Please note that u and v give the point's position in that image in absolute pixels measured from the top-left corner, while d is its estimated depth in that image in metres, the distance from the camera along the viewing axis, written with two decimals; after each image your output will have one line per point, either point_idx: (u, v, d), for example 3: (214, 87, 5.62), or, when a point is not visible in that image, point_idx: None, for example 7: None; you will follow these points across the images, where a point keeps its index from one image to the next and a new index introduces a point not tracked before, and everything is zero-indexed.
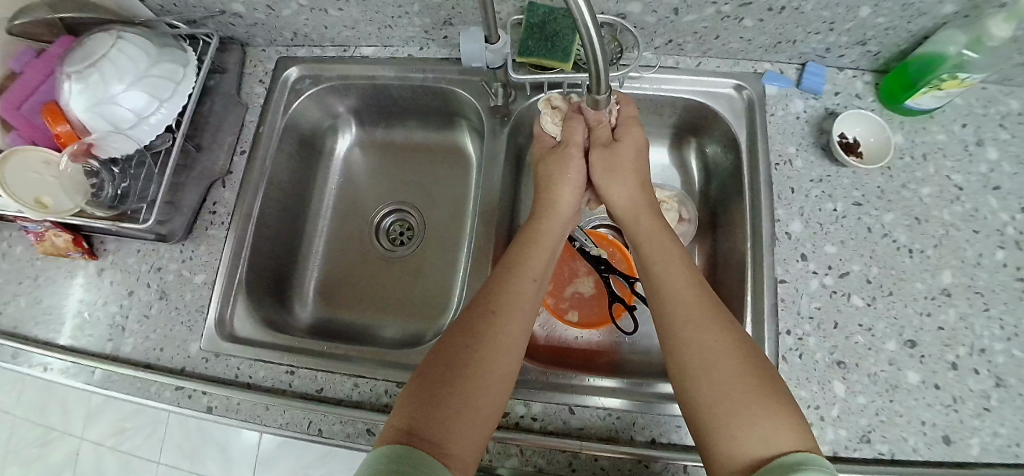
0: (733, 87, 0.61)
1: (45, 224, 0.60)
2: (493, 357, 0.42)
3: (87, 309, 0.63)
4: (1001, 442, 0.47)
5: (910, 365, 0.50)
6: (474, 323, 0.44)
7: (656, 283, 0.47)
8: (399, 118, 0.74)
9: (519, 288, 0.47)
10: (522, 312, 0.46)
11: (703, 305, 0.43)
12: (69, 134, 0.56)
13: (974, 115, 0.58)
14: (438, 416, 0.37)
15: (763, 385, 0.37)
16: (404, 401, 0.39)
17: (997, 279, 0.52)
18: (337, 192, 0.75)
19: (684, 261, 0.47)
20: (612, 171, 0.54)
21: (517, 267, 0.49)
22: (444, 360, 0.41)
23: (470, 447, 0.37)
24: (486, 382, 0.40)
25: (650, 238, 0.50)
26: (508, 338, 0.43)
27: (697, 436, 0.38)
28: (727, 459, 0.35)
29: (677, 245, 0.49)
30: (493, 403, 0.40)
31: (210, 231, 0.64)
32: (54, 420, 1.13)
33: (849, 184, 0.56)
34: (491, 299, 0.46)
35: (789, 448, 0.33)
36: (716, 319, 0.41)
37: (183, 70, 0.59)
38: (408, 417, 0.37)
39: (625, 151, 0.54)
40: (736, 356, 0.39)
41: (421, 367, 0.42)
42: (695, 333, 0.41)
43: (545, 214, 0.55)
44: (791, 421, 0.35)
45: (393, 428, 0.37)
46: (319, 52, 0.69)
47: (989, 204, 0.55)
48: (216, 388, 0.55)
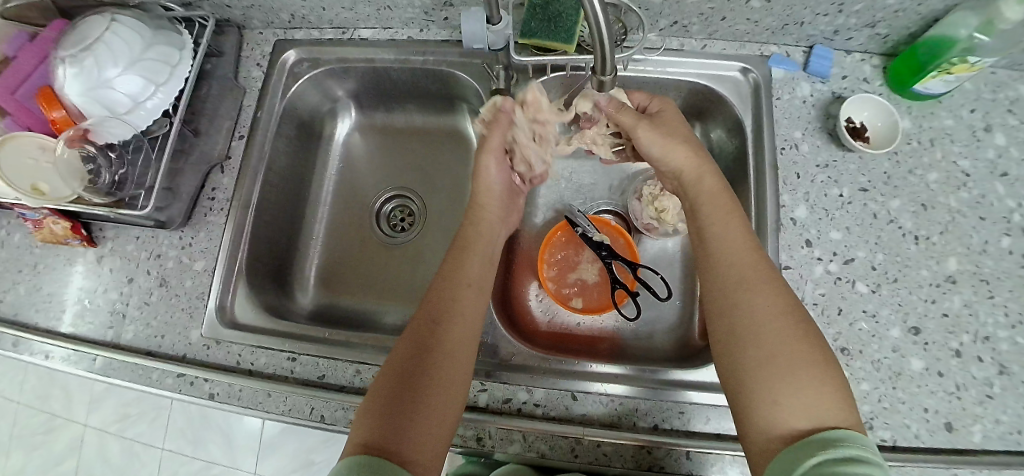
0: (740, 70, 0.60)
1: (42, 212, 0.59)
2: (441, 361, 0.43)
3: (87, 297, 0.62)
4: (1002, 429, 0.47)
5: (913, 351, 0.50)
6: (421, 333, 0.44)
7: (709, 243, 0.45)
8: (398, 101, 0.73)
9: (458, 293, 0.48)
10: (465, 311, 0.47)
11: (760, 270, 0.41)
12: (64, 119, 0.55)
13: (982, 100, 0.57)
14: (395, 423, 0.38)
15: (814, 357, 0.36)
16: (364, 413, 0.40)
17: (1002, 266, 0.52)
18: (337, 178, 0.75)
19: (742, 226, 0.45)
20: (666, 136, 0.51)
21: (452, 274, 0.49)
22: (399, 366, 0.42)
23: (430, 451, 0.39)
24: (439, 382, 0.41)
25: (709, 200, 0.47)
26: (451, 343, 0.44)
27: (735, 399, 0.38)
28: (766, 424, 0.35)
29: (733, 210, 0.46)
30: (451, 403, 0.42)
31: (209, 218, 0.63)
32: (57, 407, 1.13)
33: (856, 170, 0.56)
34: (432, 304, 0.47)
35: (829, 423, 0.33)
36: (771, 286, 0.40)
37: (179, 53, 0.58)
38: (368, 430, 0.38)
39: (670, 121, 0.53)
40: (789, 323, 0.38)
41: (379, 376, 0.43)
42: (748, 297, 0.40)
43: (475, 218, 0.56)
44: (836, 395, 0.35)
45: (355, 442, 0.38)
46: (317, 35, 0.68)
47: (997, 191, 0.54)
48: (218, 375, 0.55)
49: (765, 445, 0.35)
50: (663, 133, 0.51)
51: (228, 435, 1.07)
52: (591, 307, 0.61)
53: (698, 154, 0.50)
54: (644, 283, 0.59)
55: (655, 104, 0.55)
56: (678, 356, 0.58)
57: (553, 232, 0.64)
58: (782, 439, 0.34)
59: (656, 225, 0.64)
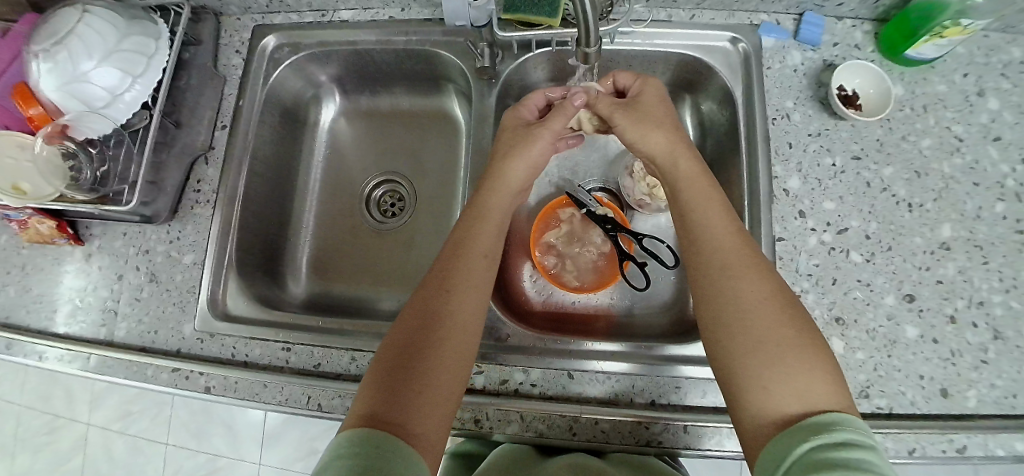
0: (729, 40, 0.58)
1: (26, 211, 0.57)
2: (448, 353, 0.41)
3: (78, 295, 0.61)
4: (998, 394, 0.48)
5: (908, 319, 0.50)
6: (430, 307, 0.44)
7: (692, 231, 0.44)
8: (384, 84, 0.72)
9: (467, 269, 0.47)
10: (475, 289, 0.46)
11: (744, 254, 0.41)
12: (42, 116, 0.53)
13: (975, 64, 0.56)
14: (397, 400, 0.38)
15: (803, 341, 0.36)
16: (366, 389, 0.39)
17: (996, 231, 0.52)
18: (325, 165, 0.74)
19: (726, 207, 0.45)
20: (644, 122, 0.51)
21: (461, 248, 0.48)
22: (401, 342, 0.42)
23: (434, 435, 0.38)
24: (442, 360, 0.41)
25: (689, 184, 0.47)
26: (462, 319, 0.44)
27: (727, 387, 0.38)
28: (757, 410, 0.35)
29: (715, 191, 0.46)
30: (454, 383, 0.41)
31: (196, 211, 0.62)
32: (58, 408, 1.13)
33: (848, 138, 0.55)
34: (438, 279, 0.46)
35: (820, 404, 0.33)
36: (755, 268, 0.40)
37: (155, 42, 0.56)
38: (370, 406, 0.38)
39: (651, 105, 0.52)
40: (775, 308, 0.38)
41: (380, 354, 0.42)
42: (734, 282, 0.40)
43: (492, 187, 0.52)
44: (827, 377, 0.34)
45: (355, 416, 0.37)
46: (297, 19, 0.66)
47: (990, 156, 0.54)
48: (212, 368, 0.55)
49: (756, 432, 0.35)
50: (640, 121, 0.51)
51: (231, 429, 1.07)
52: (593, 285, 0.60)
53: (676, 138, 0.50)
54: (650, 251, 0.59)
55: (637, 86, 0.54)
56: (676, 331, 0.58)
57: (546, 209, 0.64)
58: (773, 425, 0.34)
59: (649, 201, 0.63)
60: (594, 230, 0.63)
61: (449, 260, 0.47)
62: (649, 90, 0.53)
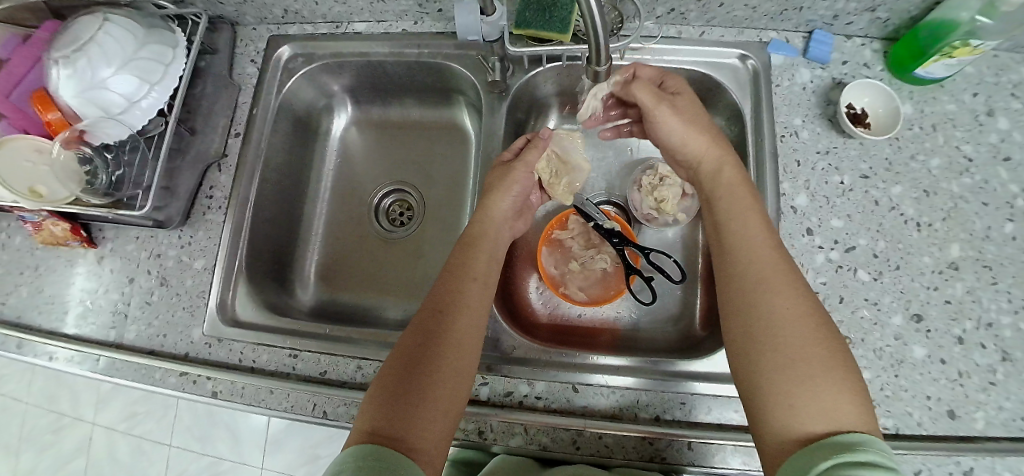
0: (738, 57, 0.59)
1: (41, 214, 0.59)
2: (446, 371, 0.42)
3: (90, 298, 0.62)
4: (1006, 416, 0.47)
5: (916, 339, 0.50)
6: (428, 325, 0.44)
7: (728, 242, 0.45)
8: (395, 95, 0.72)
9: (468, 283, 0.48)
10: (475, 302, 0.47)
11: (780, 268, 0.41)
12: (60, 121, 0.55)
13: (985, 84, 0.56)
14: (400, 414, 0.39)
15: (834, 361, 0.36)
16: (368, 403, 0.40)
17: (1005, 252, 0.52)
18: (335, 173, 0.75)
19: (758, 219, 0.45)
20: (687, 119, 0.51)
21: (462, 267, 0.49)
22: (400, 358, 0.42)
23: (433, 447, 0.39)
24: (441, 375, 0.41)
25: (730, 193, 0.47)
26: (460, 336, 0.44)
27: (750, 400, 0.38)
28: (779, 425, 0.35)
29: (748, 203, 0.46)
30: (454, 396, 0.42)
31: (207, 216, 0.63)
32: (66, 406, 1.14)
33: (857, 157, 0.55)
34: (440, 294, 0.47)
35: (846, 426, 0.33)
36: (787, 284, 0.40)
37: (173, 51, 0.58)
38: (374, 419, 0.39)
39: (687, 104, 0.52)
40: (809, 329, 0.37)
41: (384, 367, 0.43)
42: (766, 294, 0.40)
43: (481, 216, 0.54)
44: (852, 400, 0.34)
45: (360, 430, 0.39)
46: (311, 30, 0.67)
47: (999, 176, 0.54)
48: (219, 373, 0.56)
49: (778, 448, 0.35)
50: (686, 117, 0.51)
51: (235, 432, 1.08)
52: (593, 299, 0.60)
53: (720, 144, 0.50)
54: (657, 266, 0.59)
55: (668, 81, 0.55)
56: (682, 346, 0.58)
57: (561, 215, 0.65)
58: (795, 442, 0.34)
59: (656, 215, 0.64)
60: (606, 244, 0.63)
61: (451, 276, 0.48)
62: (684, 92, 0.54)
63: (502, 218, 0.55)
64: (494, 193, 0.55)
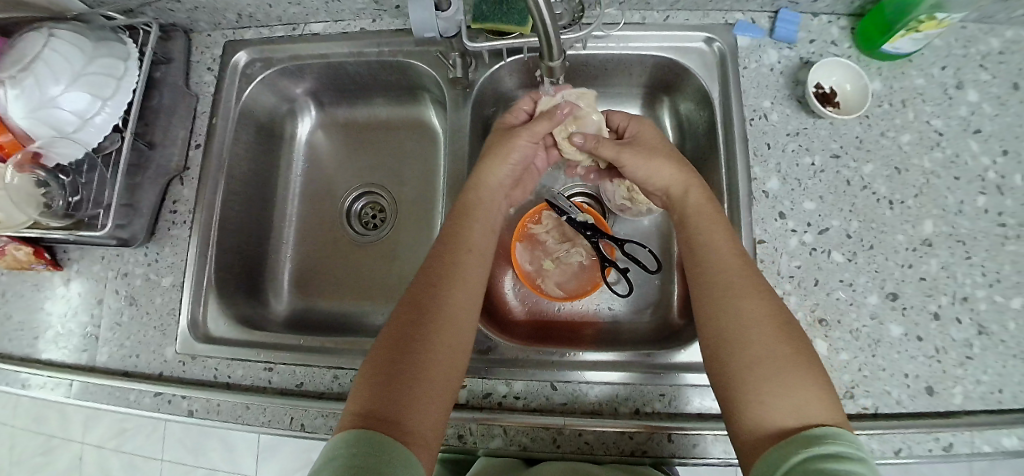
0: (704, 40, 0.58)
1: (2, 239, 0.57)
2: (440, 349, 0.41)
3: (58, 321, 0.61)
4: (983, 390, 0.47)
5: (892, 318, 0.50)
6: (422, 299, 0.43)
7: (696, 249, 0.45)
8: (359, 95, 0.71)
9: (461, 260, 0.47)
10: (469, 279, 0.46)
11: (743, 272, 0.41)
12: (12, 143, 0.53)
13: (953, 56, 0.56)
14: (395, 397, 0.37)
15: (801, 357, 0.36)
16: (360, 387, 0.39)
17: (978, 225, 0.51)
18: (304, 178, 0.73)
19: (726, 225, 0.45)
20: (647, 157, 0.52)
21: (455, 243, 0.48)
22: (393, 339, 0.41)
23: (431, 430, 0.38)
24: (435, 355, 0.41)
25: (697, 206, 0.47)
26: (453, 309, 0.43)
27: (724, 401, 0.37)
28: (752, 423, 0.35)
29: (713, 209, 0.46)
30: (448, 380, 0.41)
31: (172, 232, 0.61)
32: (54, 428, 1.13)
33: (827, 136, 0.54)
34: (432, 270, 0.46)
35: (818, 420, 0.33)
36: (751, 286, 0.40)
37: (124, 64, 0.56)
38: (367, 402, 0.37)
39: (648, 142, 0.54)
40: (775, 327, 0.37)
41: (373, 350, 0.41)
42: (732, 300, 0.40)
43: (476, 186, 0.53)
44: (821, 395, 0.34)
45: (351, 416, 0.37)
46: (268, 33, 0.65)
47: (970, 149, 0.53)
48: (194, 391, 0.55)
49: (753, 447, 0.34)
50: (644, 157, 0.52)
51: (227, 443, 1.07)
52: (568, 294, 0.60)
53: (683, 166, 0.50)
54: (632, 257, 0.59)
55: (634, 126, 0.57)
56: (661, 336, 0.58)
57: (534, 209, 0.64)
58: (768, 438, 0.33)
59: (629, 206, 0.64)
60: (581, 238, 0.63)
61: (443, 253, 0.47)
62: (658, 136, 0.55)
63: (497, 189, 0.54)
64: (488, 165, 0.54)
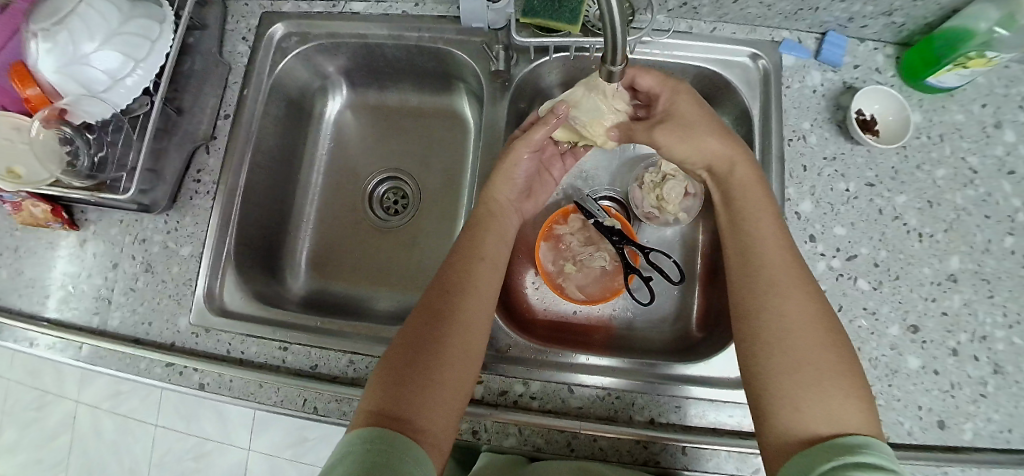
0: (749, 56, 0.57)
1: (20, 194, 0.56)
2: (454, 354, 0.41)
3: (71, 282, 0.60)
4: (993, 428, 0.48)
5: (911, 349, 0.50)
6: (436, 304, 0.43)
7: (742, 245, 0.44)
8: (393, 79, 0.70)
9: (475, 268, 0.46)
10: (485, 285, 0.46)
11: (792, 273, 0.40)
12: (39, 97, 0.51)
13: (994, 95, 0.56)
14: (408, 397, 0.37)
15: (842, 366, 0.36)
16: (374, 385, 0.39)
17: (1004, 266, 0.52)
18: (329, 158, 0.72)
19: (776, 223, 0.44)
20: (684, 138, 0.49)
21: (471, 249, 0.48)
22: (409, 340, 0.41)
23: (442, 430, 0.38)
24: (449, 358, 0.40)
25: (743, 196, 0.46)
26: (469, 315, 0.43)
27: (756, 401, 0.38)
28: (784, 426, 0.35)
29: (767, 210, 0.44)
30: (461, 381, 0.41)
31: (194, 202, 0.60)
32: (48, 384, 1.12)
33: (863, 164, 0.54)
34: (448, 274, 0.46)
35: (852, 430, 0.33)
36: (800, 290, 0.39)
37: (160, 26, 0.54)
38: (380, 400, 0.37)
39: (685, 116, 0.49)
40: (818, 332, 0.37)
41: (386, 352, 0.41)
42: (778, 303, 0.39)
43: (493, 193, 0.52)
44: (858, 410, 0.34)
45: (365, 413, 0.37)
46: (306, 8, 0.64)
47: (1003, 189, 0.53)
48: (206, 364, 0.54)
49: (782, 448, 0.35)
50: (681, 137, 0.49)
51: (222, 413, 1.07)
52: (588, 298, 0.59)
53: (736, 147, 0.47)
54: (656, 265, 0.58)
55: (667, 96, 0.51)
56: (676, 348, 0.58)
57: (560, 211, 0.63)
58: (798, 444, 0.34)
59: (657, 214, 0.63)
60: (605, 243, 0.62)
61: (456, 261, 0.47)
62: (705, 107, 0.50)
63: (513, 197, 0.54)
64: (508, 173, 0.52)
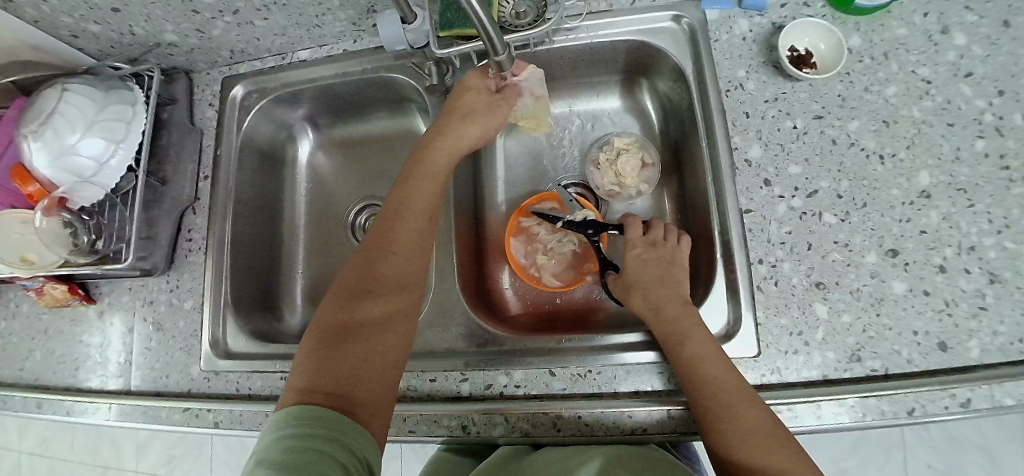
0: (672, 19, 0.58)
1: (39, 279, 0.63)
2: (384, 321, 0.44)
3: (95, 351, 0.66)
4: (1001, 341, 0.45)
5: (894, 275, 0.48)
6: (367, 274, 0.46)
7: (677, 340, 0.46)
8: (353, 114, 0.75)
9: (400, 236, 0.48)
10: (412, 253, 0.48)
11: (720, 362, 0.43)
12: (40, 191, 0.57)
13: (934, 2, 0.54)
14: (338, 371, 0.40)
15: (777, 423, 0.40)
16: (303, 364, 0.41)
17: (979, 171, 0.49)
18: (310, 197, 0.77)
19: (685, 308, 0.48)
20: (659, 264, 0.53)
21: (400, 214, 0.50)
22: (338, 315, 0.44)
23: (379, 402, 0.40)
24: (378, 329, 0.43)
25: (661, 292, 0.50)
26: (395, 282, 0.46)
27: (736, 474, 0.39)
28: None
29: (694, 324, 0.46)
30: (393, 349, 0.43)
31: (190, 258, 0.66)
32: (109, 459, 1.21)
33: (808, 98, 0.53)
34: (374, 245, 0.48)
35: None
36: (739, 390, 0.42)
37: (132, 108, 0.60)
38: (309, 378, 0.39)
39: (661, 249, 0.54)
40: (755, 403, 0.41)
41: (315, 331, 0.43)
42: (723, 413, 0.40)
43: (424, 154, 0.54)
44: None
45: (293, 392, 0.39)
46: (260, 65, 0.69)
47: (962, 94, 0.51)
48: (218, 404, 0.58)
49: None
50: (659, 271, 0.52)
51: None
52: (564, 283, 0.62)
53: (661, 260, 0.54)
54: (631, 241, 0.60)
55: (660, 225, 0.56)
56: None
57: (535, 199, 0.64)
58: None
59: (618, 191, 0.64)
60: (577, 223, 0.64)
61: (375, 238, 0.49)
62: (682, 245, 0.54)
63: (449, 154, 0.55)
64: (424, 147, 0.55)
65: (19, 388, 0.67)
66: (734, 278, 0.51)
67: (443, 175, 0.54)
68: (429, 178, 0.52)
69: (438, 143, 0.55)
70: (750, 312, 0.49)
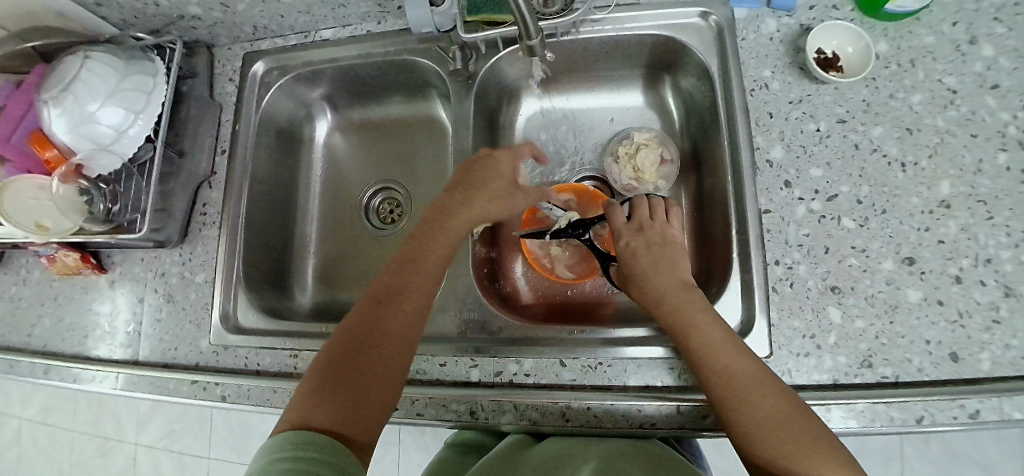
0: (699, 15, 0.58)
1: (53, 246, 0.63)
2: (384, 366, 0.43)
3: (105, 320, 0.66)
4: (1014, 354, 0.45)
5: (910, 282, 0.48)
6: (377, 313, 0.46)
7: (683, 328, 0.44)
8: (372, 96, 0.74)
9: (414, 282, 0.48)
10: (421, 301, 0.48)
11: (730, 348, 0.42)
12: (57, 158, 0.58)
13: (964, 11, 0.54)
14: (334, 408, 0.39)
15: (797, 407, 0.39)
16: (301, 394, 0.40)
17: (1000, 184, 0.49)
18: (324, 178, 0.77)
19: (690, 294, 0.47)
20: (651, 250, 0.50)
21: (415, 258, 0.49)
22: (340, 351, 0.43)
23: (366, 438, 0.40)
24: (377, 372, 0.43)
25: (665, 274, 0.49)
26: (401, 328, 0.46)
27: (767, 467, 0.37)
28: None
29: (699, 308, 0.45)
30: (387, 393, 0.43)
31: (203, 233, 0.66)
32: (109, 431, 1.21)
33: (832, 102, 0.53)
34: (386, 285, 0.48)
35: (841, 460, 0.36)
36: (752, 376, 0.40)
37: (153, 79, 0.60)
38: (306, 410, 0.39)
39: (654, 233, 0.51)
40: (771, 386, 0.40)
41: (316, 363, 0.43)
42: (737, 400, 0.40)
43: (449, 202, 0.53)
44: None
45: (287, 421, 0.38)
46: (282, 42, 0.69)
47: (988, 105, 0.51)
48: (227, 378, 0.58)
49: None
50: (654, 258, 0.50)
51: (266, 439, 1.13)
52: (577, 275, 0.61)
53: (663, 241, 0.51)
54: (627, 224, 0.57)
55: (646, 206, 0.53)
56: None
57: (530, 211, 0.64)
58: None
59: (635, 185, 0.64)
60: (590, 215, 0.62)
61: (389, 279, 0.48)
62: (670, 222, 0.53)
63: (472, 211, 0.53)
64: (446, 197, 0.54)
65: (27, 353, 0.67)
66: (748, 278, 0.51)
67: (462, 229, 0.53)
68: (448, 228, 0.52)
69: (462, 203, 0.53)
70: (763, 312, 0.49)
